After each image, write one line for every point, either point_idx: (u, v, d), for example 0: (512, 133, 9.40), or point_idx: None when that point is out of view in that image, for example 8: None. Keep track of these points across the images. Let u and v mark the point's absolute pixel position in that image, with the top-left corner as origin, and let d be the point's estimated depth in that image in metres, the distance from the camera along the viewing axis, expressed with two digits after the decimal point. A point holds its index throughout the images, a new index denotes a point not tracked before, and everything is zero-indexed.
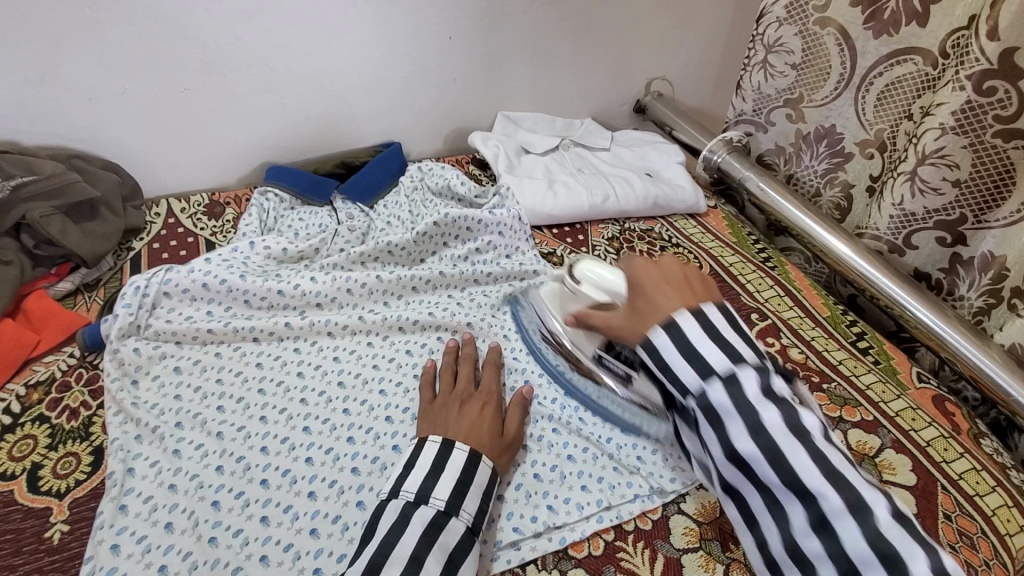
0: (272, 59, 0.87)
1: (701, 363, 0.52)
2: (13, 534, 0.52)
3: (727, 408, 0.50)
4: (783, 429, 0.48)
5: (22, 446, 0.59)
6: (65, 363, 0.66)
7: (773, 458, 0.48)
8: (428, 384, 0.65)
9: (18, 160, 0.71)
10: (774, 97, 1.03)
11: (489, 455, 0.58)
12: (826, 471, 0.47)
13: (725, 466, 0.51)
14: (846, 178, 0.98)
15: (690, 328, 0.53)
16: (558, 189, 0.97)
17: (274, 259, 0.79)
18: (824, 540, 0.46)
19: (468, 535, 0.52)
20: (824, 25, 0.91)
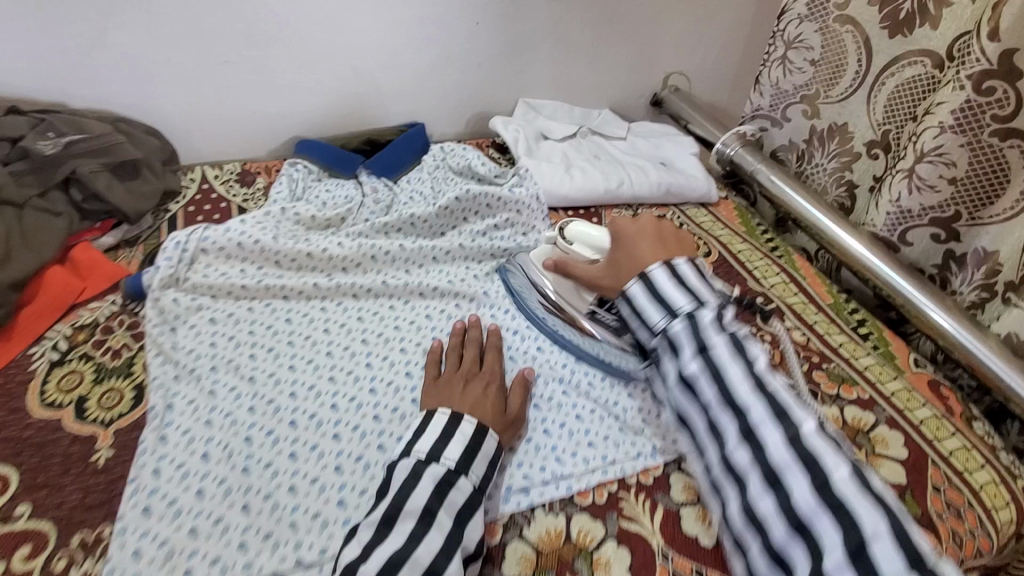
0: (309, 37, 0.92)
1: (668, 304, 0.62)
2: (61, 456, 0.56)
3: (683, 337, 0.60)
4: (725, 351, 0.57)
5: (69, 379, 0.63)
6: (108, 310, 0.70)
7: (714, 375, 0.57)
8: (434, 362, 0.67)
9: (70, 120, 0.76)
10: (792, 93, 1.06)
11: (492, 429, 0.59)
12: (757, 387, 0.55)
13: (676, 388, 0.60)
14: (852, 177, 1.01)
15: (659, 272, 0.64)
16: (574, 173, 1.00)
17: (303, 225, 0.83)
18: (750, 450, 0.53)
19: (474, 493, 0.54)
20: (844, 23, 0.94)
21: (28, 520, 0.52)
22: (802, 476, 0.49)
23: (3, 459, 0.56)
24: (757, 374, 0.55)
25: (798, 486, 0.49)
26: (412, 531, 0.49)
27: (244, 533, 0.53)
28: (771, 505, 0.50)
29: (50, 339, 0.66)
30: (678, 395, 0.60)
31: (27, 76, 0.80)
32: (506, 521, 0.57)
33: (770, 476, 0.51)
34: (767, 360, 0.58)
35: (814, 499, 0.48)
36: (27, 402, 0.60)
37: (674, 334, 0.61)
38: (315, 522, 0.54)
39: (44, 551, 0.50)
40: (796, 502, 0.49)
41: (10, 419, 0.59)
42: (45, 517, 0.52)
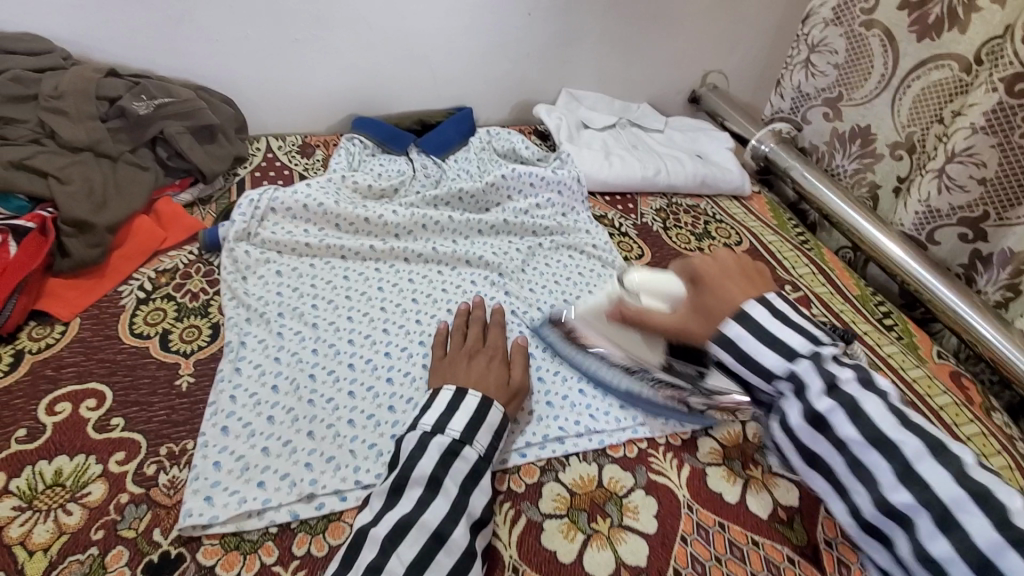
0: (373, 20, 0.98)
1: (785, 347, 0.53)
2: (150, 379, 0.63)
3: (810, 376, 0.51)
4: (855, 385, 0.50)
5: (155, 315, 0.70)
6: (187, 258, 0.77)
7: (853, 413, 0.49)
8: (440, 342, 0.69)
9: (161, 86, 0.83)
10: (814, 96, 1.10)
11: (497, 401, 0.61)
12: (902, 419, 0.48)
13: (800, 432, 0.51)
14: (873, 179, 1.04)
15: (761, 314, 0.55)
16: (613, 160, 1.05)
17: (360, 194, 0.90)
18: (912, 490, 0.46)
19: (479, 463, 0.56)
20: (869, 28, 0.97)
21: (122, 431, 0.58)
22: (977, 512, 0.44)
23: (99, 377, 0.62)
24: (898, 408, 0.49)
25: (975, 524, 0.43)
26: (432, 480, 0.53)
27: (310, 455, 0.58)
28: (946, 547, 0.44)
29: (137, 280, 0.73)
30: (804, 437, 0.51)
31: (120, 44, 0.88)
32: (544, 465, 0.62)
33: (941, 516, 0.45)
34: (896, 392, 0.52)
35: (997, 535, 0.43)
36: (119, 331, 0.67)
37: (801, 377, 0.52)
38: (372, 451, 0.59)
39: (137, 456, 0.56)
40: (974, 540, 0.43)
41: (104, 344, 0.65)
42: (136, 429, 0.58)
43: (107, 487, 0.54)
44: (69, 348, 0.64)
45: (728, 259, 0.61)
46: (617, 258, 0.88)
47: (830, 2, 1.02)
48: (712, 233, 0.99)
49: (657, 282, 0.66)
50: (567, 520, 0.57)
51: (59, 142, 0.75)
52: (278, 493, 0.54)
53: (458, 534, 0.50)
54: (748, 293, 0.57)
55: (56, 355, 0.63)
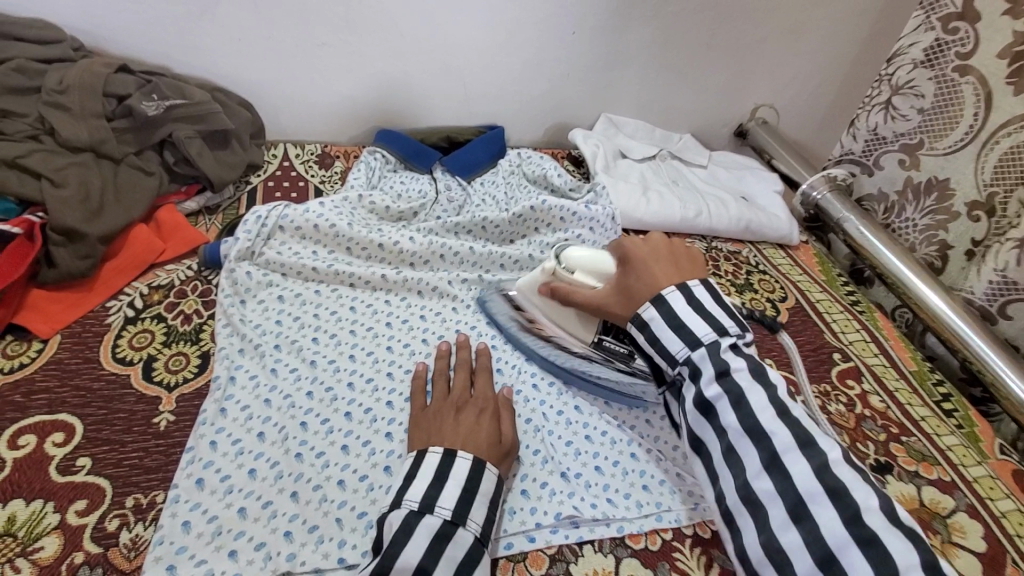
0: (407, 29, 0.92)
1: (687, 334, 0.56)
2: (126, 413, 0.57)
3: (703, 362, 0.55)
4: (745, 375, 0.53)
5: (141, 338, 0.64)
6: (184, 274, 0.71)
7: (736, 401, 0.52)
8: (421, 391, 0.62)
9: (173, 84, 0.78)
10: (892, 140, 1.02)
11: (490, 462, 0.54)
12: (780, 411, 0.51)
13: (692, 415, 0.55)
14: (945, 238, 0.96)
15: (677, 302, 0.58)
16: (652, 197, 0.97)
17: (376, 215, 0.83)
18: (774, 479, 0.48)
19: (476, 546, 0.48)
20: (964, 73, 0.89)
21: (87, 474, 0.52)
22: (829, 508, 0.46)
23: (71, 408, 0.56)
24: (780, 400, 0.52)
25: (826, 519, 0.45)
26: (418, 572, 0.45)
27: (291, 522, 0.51)
28: (794, 538, 0.46)
29: (128, 296, 0.67)
30: (695, 421, 0.55)
31: (139, 37, 0.83)
32: (554, 552, 0.54)
33: (795, 508, 0.47)
34: (786, 387, 0.55)
35: (845, 533, 0.44)
36: (101, 355, 0.61)
37: (696, 363, 0.55)
38: (361, 521, 0.52)
39: (99, 507, 0.50)
40: (823, 535, 0.45)
41: (82, 368, 0.60)
42: (102, 473, 0.52)
43: (62, 540, 0.48)
44: (42, 370, 0.59)
45: (662, 247, 0.64)
46: None
47: (922, 42, 0.93)
48: (754, 285, 0.91)
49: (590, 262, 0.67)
50: None
51: (58, 140, 0.69)
52: (251, 567, 0.48)
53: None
54: (672, 280, 0.61)
55: (27, 377, 0.58)
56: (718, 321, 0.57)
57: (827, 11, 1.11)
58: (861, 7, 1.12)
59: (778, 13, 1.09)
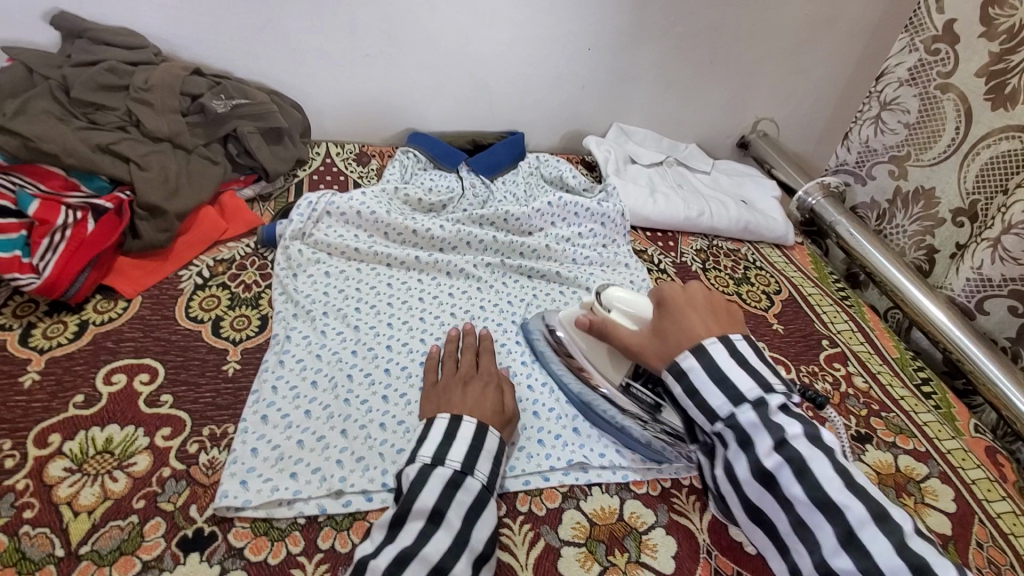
0: (442, 42, 1.02)
1: (731, 388, 0.55)
2: (199, 361, 0.66)
3: (754, 429, 0.53)
4: (804, 441, 0.52)
5: (210, 301, 0.73)
6: (244, 251, 0.81)
7: (800, 471, 0.51)
8: (433, 367, 0.68)
9: (239, 86, 0.89)
10: (881, 152, 1.11)
11: (494, 427, 0.61)
12: (846, 481, 0.50)
13: (748, 483, 0.53)
14: (932, 242, 1.04)
15: (720, 354, 0.57)
16: (658, 198, 1.06)
17: (410, 206, 0.93)
18: (854, 558, 0.47)
19: (483, 493, 0.54)
20: (945, 91, 0.98)
21: (170, 407, 0.61)
22: None
23: (153, 354, 0.66)
24: (843, 468, 0.51)
25: None
26: (433, 513, 0.51)
27: (341, 452, 0.60)
28: None
29: (197, 266, 0.77)
30: (750, 490, 0.53)
31: (208, 44, 0.94)
32: (565, 491, 0.63)
33: None
34: (839, 448, 0.54)
35: (897, 559, 0.46)
36: (176, 313, 0.71)
37: (748, 430, 0.54)
38: (400, 455, 0.61)
39: (181, 433, 0.59)
40: None
41: (161, 323, 0.69)
42: (183, 408, 0.61)
43: (151, 459, 0.56)
44: (129, 323, 0.68)
45: (702, 296, 0.65)
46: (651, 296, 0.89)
47: (906, 62, 1.03)
48: (751, 278, 0.99)
49: (632, 304, 0.68)
50: (584, 549, 0.57)
51: (142, 131, 0.80)
52: (309, 486, 0.56)
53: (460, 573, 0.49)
54: (711, 330, 0.61)
55: (116, 328, 0.67)
56: (761, 379, 0.56)
57: (824, 34, 1.20)
58: (856, 30, 1.21)
59: (778, 35, 1.18)
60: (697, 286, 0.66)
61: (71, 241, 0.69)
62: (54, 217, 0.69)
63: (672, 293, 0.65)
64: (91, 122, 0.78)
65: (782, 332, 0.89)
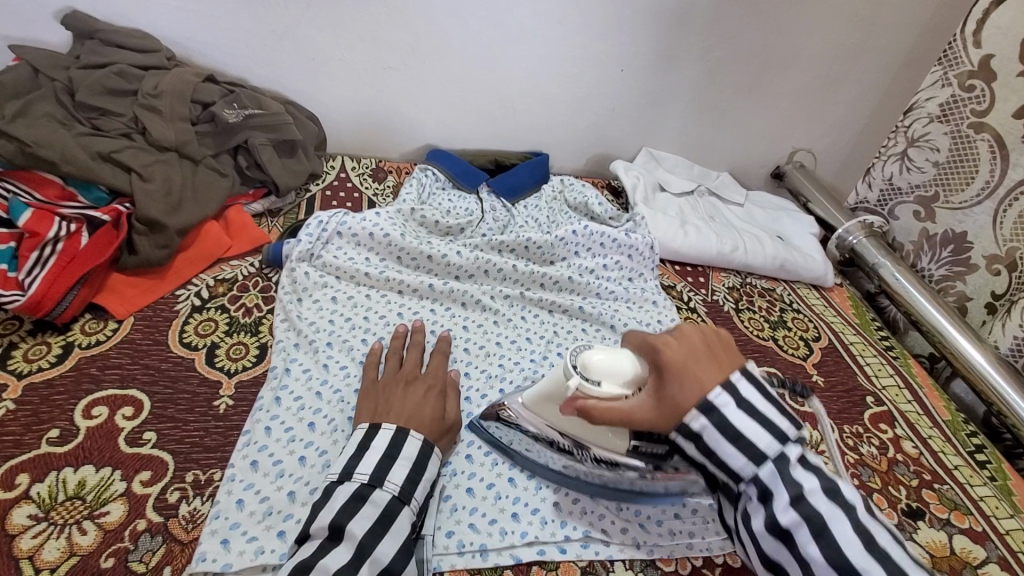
0: (467, 56, 0.97)
1: (748, 445, 0.45)
2: (190, 394, 0.60)
3: (774, 483, 0.44)
4: (822, 497, 0.43)
5: (206, 326, 0.68)
6: (247, 270, 0.76)
7: (818, 529, 0.42)
8: (373, 364, 0.64)
9: (253, 96, 0.84)
10: (907, 191, 1.08)
11: (431, 436, 0.57)
12: (867, 542, 0.41)
13: (762, 541, 0.44)
14: (963, 290, 1.01)
15: (733, 413, 0.45)
16: (689, 230, 1.00)
17: (427, 228, 0.88)
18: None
19: (393, 504, 0.50)
20: (979, 130, 0.94)
21: (152, 447, 0.55)
22: None
23: (140, 384, 0.60)
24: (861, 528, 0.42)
25: None
26: (358, 546, 0.46)
27: None
28: None
29: (195, 286, 0.72)
30: (766, 546, 0.44)
31: (225, 49, 0.90)
32: (585, 565, 0.56)
33: None
34: (864, 500, 0.45)
35: None
36: (169, 338, 0.65)
37: (765, 483, 0.44)
38: None
39: (162, 479, 0.53)
40: None
41: (152, 349, 0.64)
42: (166, 448, 0.55)
43: (126, 507, 0.50)
44: (117, 348, 0.63)
45: (698, 338, 0.49)
46: None
47: (938, 97, 1.00)
48: (787, 322, 0.93)
49: (618, 366, 0.50)
50: None
51: (147, 140, 0.76)
52: None
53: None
54: (722, 391, 0.46)
55: (103, 353, 0.62)
56: (777, 427, 0.45)
57: (864, 64, 1.14)
58: (901, 60, 1.15)
59: (817, 65, 1.12)
60: (692, 324, 0.50)
61: (62, 256, 0.64)
62: (46, 228, 0.65)
63: (666, 342, 0.48)
64: (95, 128, 0.74)
65: (822, 385, 0.82)
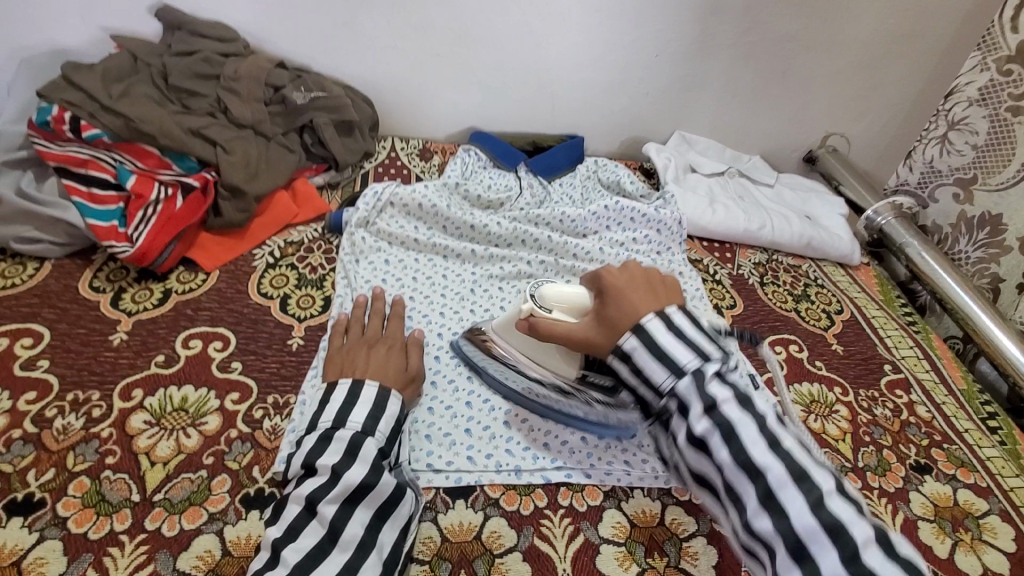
0: (509, 46, 1.05)
1: (671, 363, 0.54)
2: (267, 334, 0.70)
3: (689, 395, 0.53)
4: (732, 406, 0.51)
5: (279, 280, 0.78)
6: (313, 235, 0.86)
7: (728, 436, 0.51)
8: (339, 332, 0.69)
9: (317, 81, 0.93)
10: (947, 173, 1.09)
11: (394, 386, 0.62)
12: (771, 443, 0.50)
13: (686, 450, 0.54)
14: (997, 271, 1.02)
15: (657, 331, 0.55)
16: (717, 208, 1.04)
17: (469, 202, 0.96)
18: (773, 518, 0.47)
19: (357, 438, 0.55)
20: (1016, 114, 0.96)
21: (239, 373, 0.65)
22: (829, 546, 0.45)
23: (227, 324, 0.70)
24: (769, 431, 0.50)
25: (826, 557, 0.45)
26: (332, 473, 0.52)
27: None
28: None
29: (269, 246, 0.82)
30: (689, 456, 0.54)
31: (292, 40, 1.00)
32: (607, 490, 0.62)
33: (795, 546, 0.46)
34: (775, 414, 0.53)
35: (812, 519, 0.46)
36: (249, 288, 0.75)
37: (682, 396, 0.53)
38: (446, 439, 0.64)
39: (248, 399, 0.63)
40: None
41: (236, 297, 0.74)
42: (251, 375, 0.65)
43: (221, 419, 0.60)
44: (206, 294, 0.73)
45: (638, 273, 0.61)
46: (705, 305, 0.88)
47: (977, 81, 1.01)
48: (811, 296, 0.96)
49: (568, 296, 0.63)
50: (623, 549, 0.57)
51: (229, 118, 0.86)
52: None
53: (329, 505, 0.51)
54: (650, 308, 0.58)
55: (195, 298, 0.72)
56: (699, 350, 0.54)
57: (898, 51, 1.15)
58: (934, 46, 1.16)
59: (850, 50, 1.14)
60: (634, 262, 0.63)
61: (161, 216, 0.75)
62: (148, 192, 0.75)
63: (610, 273, 0.62)
64: (184, 107, 0.85)
65: (841, 353, 0.86)
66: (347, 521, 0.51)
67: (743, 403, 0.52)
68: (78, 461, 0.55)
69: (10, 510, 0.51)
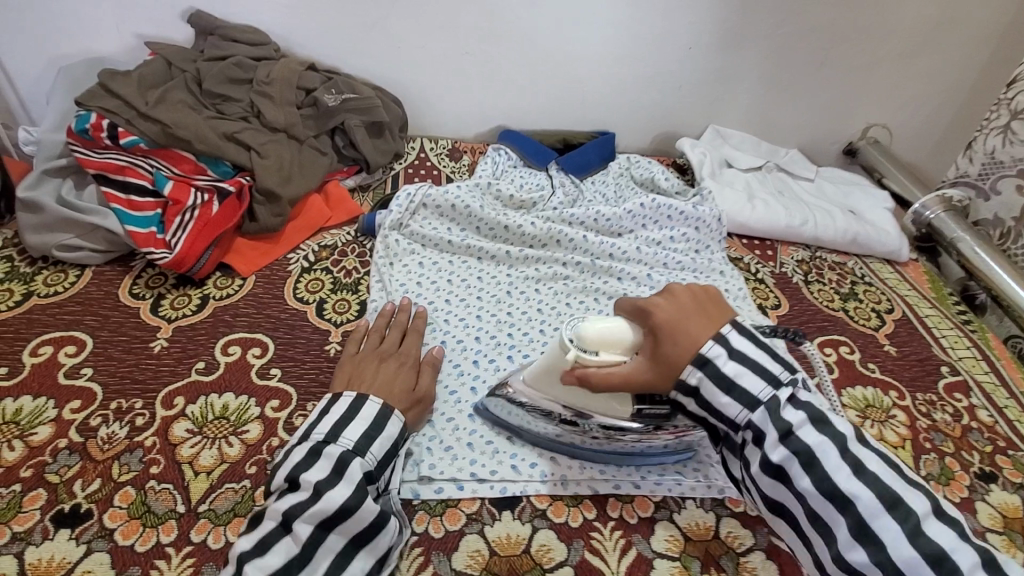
0: (538, 41, 1.02)
1: (739, 393, 0.49)
2: (306, 339, 0.69)
3: (765, 424, 0.49)
4: (809, 430, 0.48)
5: (315, 284, 0.77)
6: (345, 238, 0.85)
7: (808, 463, 0.47)
8: (354, 341, 0.67)
9: (349, 83, 0.92)
10: (1009, 164, 1.04)
11: (398, 404, 0.59)
12: (855, 469, 0.47)
13: (761, 480, 0.50)
14: None
15: (723, 360, 0.50)
16: (757, 203, 1.01)
17: (502, 202, 0.94)
18: (869, 550, 0.44)
19: (347, 456, 0.52)
20: None
21: (278, 380, 0.64)
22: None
23: (264, 329, 0.70)
24: (854, 453, 0.47)
25: None
26: (313, 490, 0.49)
27: (430, 441, 0.62)
28: None
29: (303, 251, 0.82)
30: (766, 486, 0.50)
31: (321, 41, 0.99)
32: (657, 501, 0.60)
33: None
34: (853, 430, 0.50)
35: (913, 552, 0.43)
36: (284, 293, 0.75)
37: (758, 426, 0.49)
38: (488, 446, 0.62)
39: (288, 406, 0.62)
40: None
41: (273, 302, 0.73)
42: (290, 382, 0.64)
43: (262, 428, 0.60)
44: (244, 299, 0.73)
45: (681, 294, 0.54)
46: (749, 306, 0.84)
47: None
48: (859, 295, 0.92)
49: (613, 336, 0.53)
50: (678, 564, 0.55)
51: (262, 122, 0.85)
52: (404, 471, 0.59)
53: (303, 524, 0.48)
54: (709, 333, 0.51)
55: (233, 303, 0.72)
56: (767, 373, 0.50)
57: (943, 37, 1.10)
58: (987, 29, 1.10)
59: (894, 36, 1.10)
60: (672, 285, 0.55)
61: (199, 221, 0.75)
62: (185, 197, 0.75)
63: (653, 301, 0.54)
64: (218, 112, 0.84)
65: (894, 354, 0.82)
66: (319, 545, 0.47)
67: (820, 424, 0.49)
68: (124, 471, 0.55)
69: (58, 522, 0.51)
